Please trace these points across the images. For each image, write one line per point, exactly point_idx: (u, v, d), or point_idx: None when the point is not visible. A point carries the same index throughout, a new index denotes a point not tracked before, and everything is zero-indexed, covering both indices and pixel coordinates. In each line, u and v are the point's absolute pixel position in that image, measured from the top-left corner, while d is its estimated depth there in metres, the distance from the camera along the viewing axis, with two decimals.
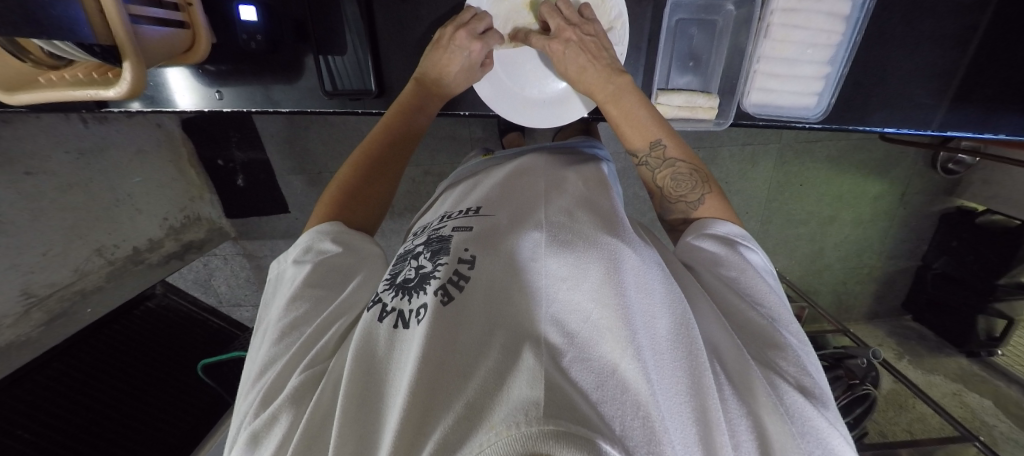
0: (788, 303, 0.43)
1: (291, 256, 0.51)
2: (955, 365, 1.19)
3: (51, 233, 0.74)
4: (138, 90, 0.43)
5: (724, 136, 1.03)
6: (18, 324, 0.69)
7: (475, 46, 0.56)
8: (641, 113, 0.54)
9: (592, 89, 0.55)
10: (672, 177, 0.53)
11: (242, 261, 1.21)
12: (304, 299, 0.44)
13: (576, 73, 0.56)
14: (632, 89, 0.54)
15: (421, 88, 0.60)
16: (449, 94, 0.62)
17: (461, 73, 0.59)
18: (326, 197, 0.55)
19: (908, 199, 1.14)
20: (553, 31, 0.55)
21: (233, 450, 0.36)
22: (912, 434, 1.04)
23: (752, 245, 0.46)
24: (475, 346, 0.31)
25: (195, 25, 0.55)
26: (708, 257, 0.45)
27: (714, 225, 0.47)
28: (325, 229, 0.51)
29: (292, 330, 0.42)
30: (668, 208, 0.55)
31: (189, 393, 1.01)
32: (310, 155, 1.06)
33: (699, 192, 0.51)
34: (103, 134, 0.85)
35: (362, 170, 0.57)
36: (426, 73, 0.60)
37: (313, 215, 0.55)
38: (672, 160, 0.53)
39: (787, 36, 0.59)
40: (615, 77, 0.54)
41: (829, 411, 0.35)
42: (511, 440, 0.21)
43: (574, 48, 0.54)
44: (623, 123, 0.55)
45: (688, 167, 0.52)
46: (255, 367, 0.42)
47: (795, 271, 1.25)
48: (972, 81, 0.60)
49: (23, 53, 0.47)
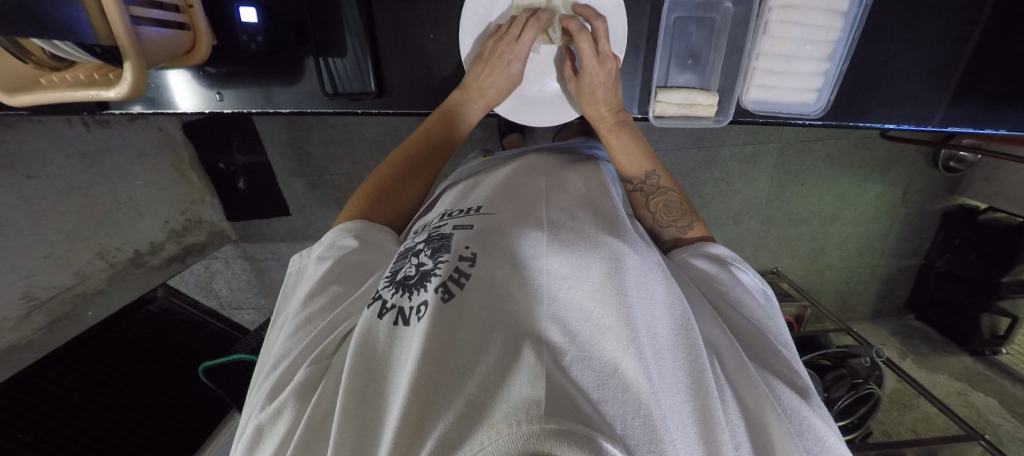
0: (781, 320, 0.43)
1: (315, 252, 0.51)
2: (960, 363, 1.19)
3: (54, 237, 0.74)
4: (138, 90, 0.43)
5: (724, 136, 1.03)
6: (20, 327, 0.70)
7: (516, 58, 0.57)
8: (637, 147, 0.59)
9: (599, 117, 0.60)
10: (664, 203, 0.56)
11: (243, 264, 1.21)
12: (324, 293, 0.44)
13: (592, 97, 0.59)
14: (631, 126, 0.60)
15: (465, 94, 0.60)
16: (489, 104, 0.61)
17: (502, 84, 0.59)
18: (359, 195, 0.57)
19: (909, 197, 1.14)
20: (600, 52, 0.56)
21: (239, 442, 0.36)
22: (916, 434, 1.03)
23: (743, 267, 0.46)
24: (476, 344, 0.31)
25: (196, 28, 0.55)
26: (699, 276, 0.46)
27: (708, 247, 0.48)
28: (350, 226, 0.51)
29: (308, 323, 0.42)
30: (658, 233, 0.56)
31: (190, 395, 1.01)
32: (311, 158, 1.06)
33: (688, 220, 0.54)
34: (104, 138, 0.85)
35: (398, 170, 0.59)
36: (473, 84, 0.59)
37: (343, 212, 0.56)
38: (664, 188, 0.57)
39: (786, 33, 0.59)
40: (619, 113, 0.60)
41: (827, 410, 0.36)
42: (512, 438, 0.21)
43: (609, 76, 0.57)
44: (619, 153, 0.59)
45: (678, 197, 0.56)
46: (269, 359, 0.42)
47: (797, 270, 1.24)
48: (972, 77, 0.60)
49: (25, 54, 0.48)
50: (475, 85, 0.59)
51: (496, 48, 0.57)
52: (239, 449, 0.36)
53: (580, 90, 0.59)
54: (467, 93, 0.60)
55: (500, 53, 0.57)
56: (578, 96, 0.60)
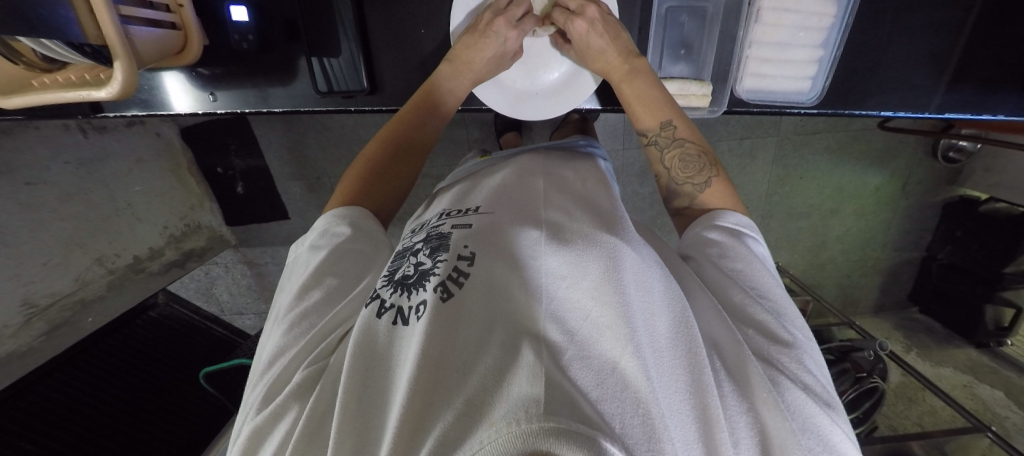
0: (792, 300, 0.43)
1: (308, 240, 0.51)
2: (964, 356, 1.18)
3: (53, 243, 0.74)
4: (129, 90, 0.43)
5: (722, 131, 1.03)
6: (19, 334, 0.69)
7: (510, 33, 0.57)
8: (654, 95, 0.55)
9: (609, 70, 0.57)
10: (680, 157, 0.53)
11: (243, 269, 1.20)
12: (319, 286, 0.44)
13: (594, 52, 0.57)
14: (649, 73, 0.56)
15: (446, 71, 0.59)
16: (473, 79, 0.60)
17: (490, 59, 0.58)
18: (348, 178, 0.56)
19: (910, 189, 1.14)
20: (576, 9, 0.57)
21: (234, 447, 0.36)
22: (922, 428, 1.03)
23: (758, 238, 0.46)
24: (475, 343, 0.30)
25: (186, 27, 0.55)
26: (712, 245, 0.45)
27: (720, 216, 0.48)
28: (343, 213, 0.51)
29: (301, 320, 0.41)
30: (675, 190, 0.54)
31: (192, 402, 1.02)
32: (309, 160, 1.06)
33: (707, 174, 0.52)
34: (101, 144, 0.85)
35: (386, 153, 0.58)
36: (458, 55, 0.58)
37: (334, 196, 0.56)
38: (681, 140, 0.54)
39: (779, 20, 0.59)
40: (634, 60, 0.56)
41: (833, 409, 0.35)
42: (511, 437, 0.20)
43: (596, 28, 0.55)
44: (636, 102, 0.56)
45: (696, 149, 0.53)
46: (262, 358, 0.42)
47: (798, 265, 1.24)
48: (968, 63, 0.60)
49: (16, 56, 0.47)
50: (460, 57, 0.58)
51: (492, 21, 0.56)
52: (235, 451, 0.35)
53: (578, 51, 0.59)
54: (451, 66, 0.59)
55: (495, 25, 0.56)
56: (583, 58, 0.59)
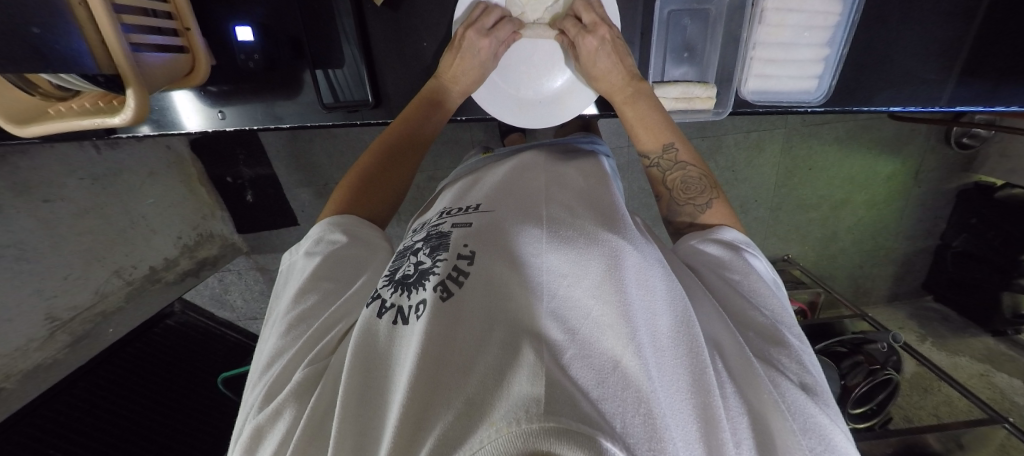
0: (790, 307, 0.43)
1: (303, 247, 0.52)
2: (981, 345, 1.15)
3: (73, 259, 0.76)
4: (142, 115, 0.45)
5: (728, 124, 1.02)
6: (44, 347, 0.72)
7: (482, 43, 0.57)
8: (654, 117, 0.55)
9: (611, 91, 0.58)
10: (682, 179, 0.53)
11: (256, 275, 1.22)
12: (315, 290, 0.45)
13: (598, 73, 0.57)
14: (650, 95, 0.56)
15: (439, 82, 0.61)
16: (466, 90, 0.61)
17: (473, 70, 0.59)
18: (342, 186, 0.57)
19: (922, 176, 1.11)
20: (588, 24, 0.56)
21: (237, 445, 0.37)
22: (938, 419, 1.02)
23: (756, 252, 0.46)
24: (476, 341, 0.31)
25: (193, 48, 0.56)
26: (710, 259, 0.45)
27: (719, 231, 0.47)
28: (338, 221, 0.52)
29: (301, 322, 0.42)
30: (675, 211, 0.54)
31: (214, 405, 1.10)
32: (315, 167, 1.07)
33: (708, 197, 0.51)
34: (113, 159, 0.87)
35: (379, 157, 0.58)
36: (444, 73, 0.60)
37: (329, 205, 0.56)
38: (683, 163, 0.54)
39: (783, 20, 0.58)
40: (636, 83, 0.57)
41: (831, 408, 0.35)
42: (511, 436, 0.21)
43: (608, 46, 0.56)
44: (637, 125, 0.56)
45: (698, 172, 0.53)
46: (262, 358, 0.43)
47: (810, 256, 1.22)
48: (981, 53, 0.58)
49: (32, 87, 0.49)
50: (448, 73, 0.60)
51: (464, 36, 0.57)
52: (237, 451, 0.36)
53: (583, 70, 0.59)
54: (443, 80, 0.60)
55: (468, 40, 0.57)
56: (585, 76, 0.59)
